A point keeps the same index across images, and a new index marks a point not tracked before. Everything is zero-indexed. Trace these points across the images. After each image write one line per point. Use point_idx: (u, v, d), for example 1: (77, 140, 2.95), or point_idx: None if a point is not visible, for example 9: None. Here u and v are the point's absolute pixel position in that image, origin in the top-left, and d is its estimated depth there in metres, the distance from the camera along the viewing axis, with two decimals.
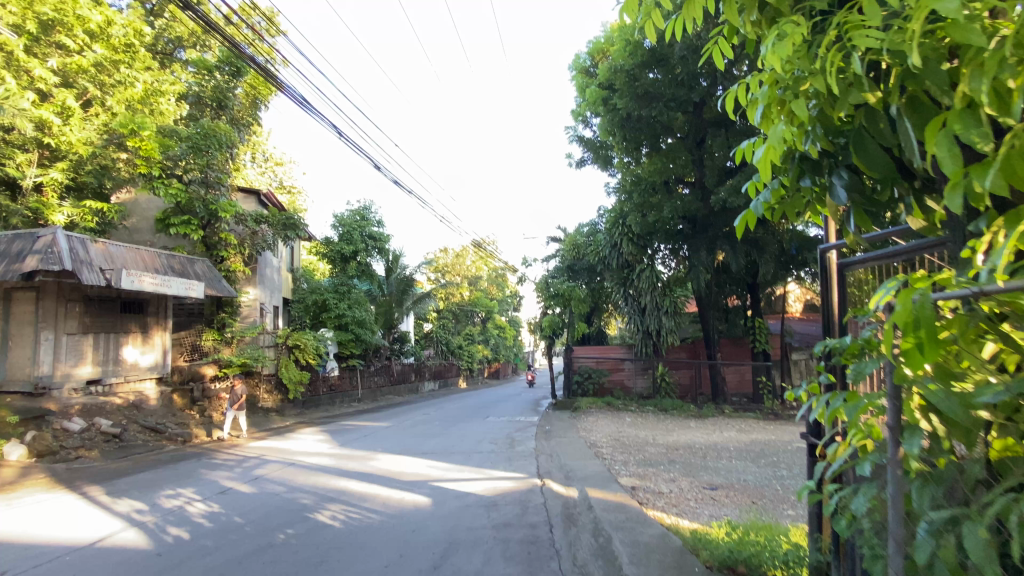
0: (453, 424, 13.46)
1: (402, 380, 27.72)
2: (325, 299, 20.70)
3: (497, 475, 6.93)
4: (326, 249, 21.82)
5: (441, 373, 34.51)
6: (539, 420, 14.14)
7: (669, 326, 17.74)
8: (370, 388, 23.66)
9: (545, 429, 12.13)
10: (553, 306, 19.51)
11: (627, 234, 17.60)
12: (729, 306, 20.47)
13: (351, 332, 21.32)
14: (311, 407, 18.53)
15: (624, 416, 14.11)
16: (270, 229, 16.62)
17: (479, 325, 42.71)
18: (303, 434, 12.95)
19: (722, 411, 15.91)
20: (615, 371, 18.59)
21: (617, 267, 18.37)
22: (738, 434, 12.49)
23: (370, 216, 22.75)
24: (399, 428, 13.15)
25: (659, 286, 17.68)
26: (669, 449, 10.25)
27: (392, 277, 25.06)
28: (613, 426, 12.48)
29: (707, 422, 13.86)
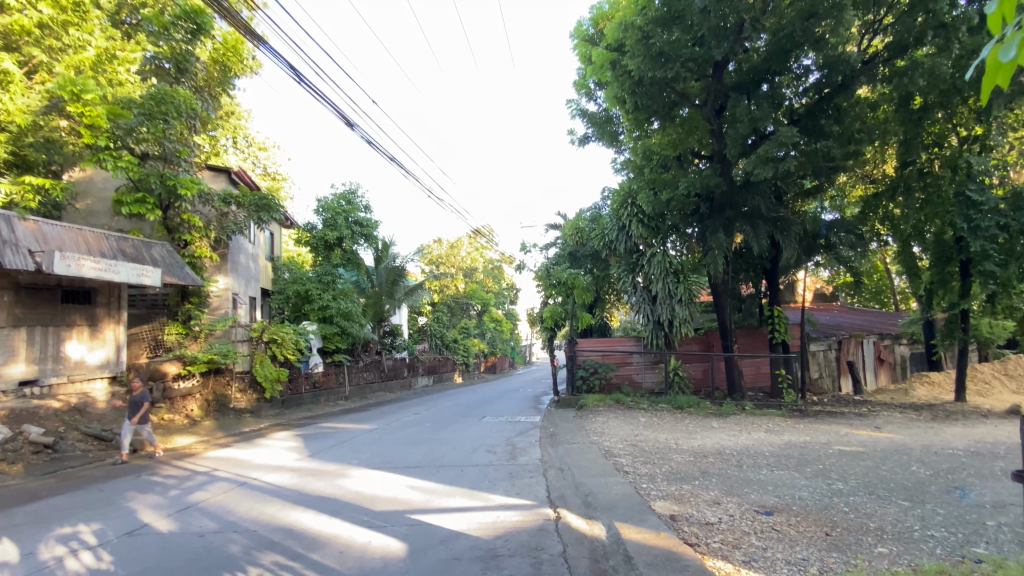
0: (445, 426, 11.95)
1: (394, 376, 26.13)
2: (307, 289, 19.08)
3: (497, 503, 5.39)
4: (309, 236, 20.13)
5: (436, 368, 32.98)
6: (543, 421, 12.60)
7: (683, 316, 16.23)
8: (359, 385, 22.08)
9: (550, 431, 10.64)
10: (555, 295, 17.99)
11: (637, 215, 16.06)
12: (744, 294, 19.00)
13: (336, 325, 19.68)
14: (291, 407, 16.96)
15: (636, 414, 12.64)
16: (241, 210, 14.94)
17: (475, 318, 41.13)
18: (274, 440, 11.37)
19: (743, 408, 14.44)
20: (623, 365, 16.90)
21: (625, 252, 16.84)
22: (768, 435, 11.03)
23: (357, 199, 21.02)
24: (384, 431, 11.61)
25: (671, 272, 16.14)
26: (698, 457, 8.74)
27: (381, 267, 23.45)
28: (626, 427, 10.99)
29: (730, 422, 12.36)
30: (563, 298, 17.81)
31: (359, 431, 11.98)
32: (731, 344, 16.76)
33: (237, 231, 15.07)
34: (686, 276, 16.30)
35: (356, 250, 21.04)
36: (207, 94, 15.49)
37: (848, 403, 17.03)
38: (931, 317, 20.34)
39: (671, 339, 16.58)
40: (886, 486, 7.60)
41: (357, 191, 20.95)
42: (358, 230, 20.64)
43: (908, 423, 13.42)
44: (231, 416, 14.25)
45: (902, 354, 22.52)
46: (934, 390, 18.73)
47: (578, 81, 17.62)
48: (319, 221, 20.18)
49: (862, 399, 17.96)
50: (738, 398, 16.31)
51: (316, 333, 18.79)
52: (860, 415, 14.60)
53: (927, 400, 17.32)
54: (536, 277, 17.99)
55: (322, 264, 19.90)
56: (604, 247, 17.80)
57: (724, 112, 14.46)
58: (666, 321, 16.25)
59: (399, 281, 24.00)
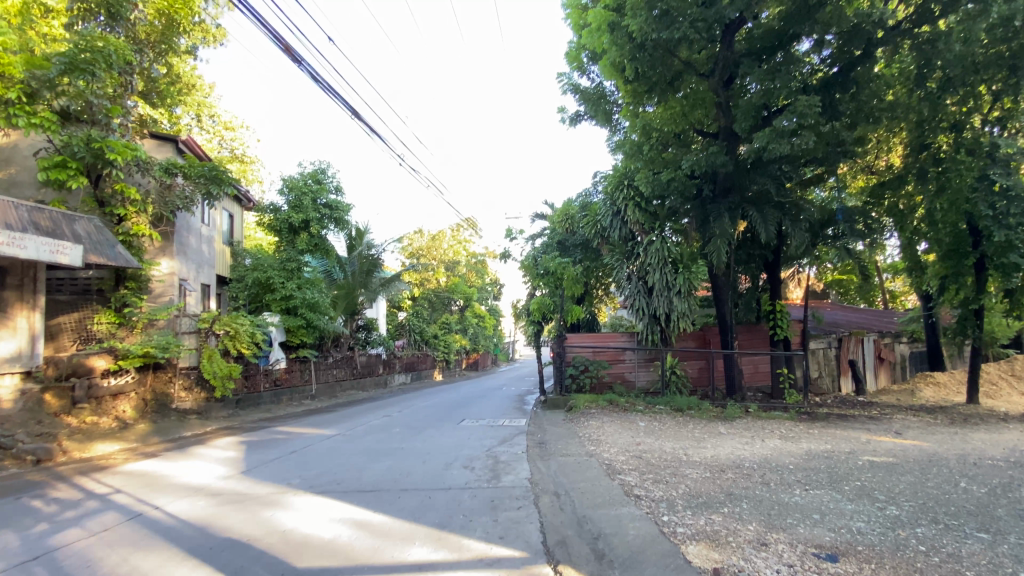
0: (415, 431, 10.40)
1: (368, 373, 24.39)
2: (269, 277, 17.38)
3: (471, 556, 3.87)
4: (272, 219, 18.29)
5: (415, 365, 31.31)
6: (530, 426, 11.10)
7: (682, 309, 14.78)
8: (328, 383, 20.32)
9: (538, 440, 9.14)
10: (543, 287, 16.50)
11: (635, 199, 14.58)
12: (743, 287, 17.80)
13: (301, 317, 17.93)
14: (246, 408, 15.17)
15: (635, 418, 11.21)
16: (188, 183, 13.32)
17: (456, 314, 39.48)
18: (214, 449, 9.67)
19: (748, 411, 13.14)
20: (616, 362, 15.48)
21: (619, 239, 15.39)
22: (786, 443, 9.72)
23: (326, 179, 19.17)
24: (341, 438, 9.97)
25: (670, 262, 14.69)
26: (716, 472, 7.34)
27: (355, 254, 21.73)
28: (625, 433, 9.54)
29: (739, 428, 11.02)
30: (551, 289, 16.29)
31: (315, 437, 10.31)
32: (731, 341, 15.50)
33: (184, 207, 13.30)
34: (686, 266, 14.85)
35: (325, 236, 19.11)
36: (149, 51, 13.75)
37: (854, 405, 15.91)
38: (935, 313, 19.43)
39: (668, 335, 15.19)
40: (947, 511, 6.30)
41: (327, 170, 19.11)
42: (326, 212, 18.79)
43: (928, 428, 12.31)
44: (172, 418, 12.44)
45: (903, 353, 21.56)
46: (941, 392, 17.77)
47: (570, 53, 16.11)
48: (284, 201, 18.34)
49: (867, 400, 16.88)
50: (738, 399, 15.09)
51: (277, 325, 17.03)
52: (873, 419, 13.45)
53: (936, 402, 16.31)
54: (522, 267, 16.43)
55: (285, 249, 18.09)
56: (597, 235, 16.33)
57: (733, 82, 13.19)
58: (663, 313, 14.79)
59: (374, 271, 22.31)
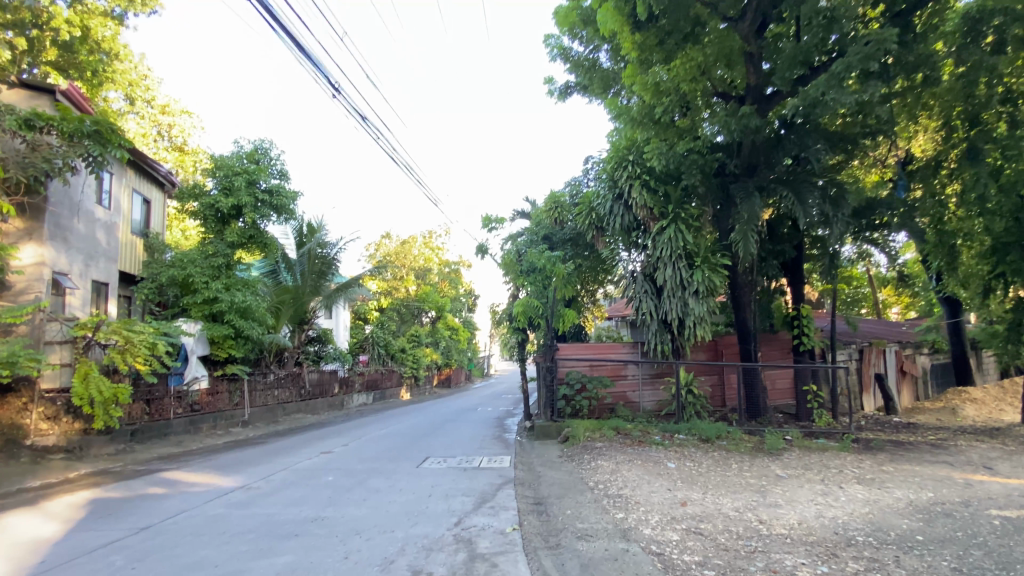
0: (352, 483, 7.24)
1: (320, 394, 20.95)
2: (189, 275, 14.09)
3: None
4: (195, 203, 14.90)
5: (378, 384, 27.84)
6: (516, 469, 8.09)
7: (699, 313, 11.76)
8: (266, 407, 16.90)
9: (531, 500, 6.13)
10: (528, 290, 13.28)
11: (645, 180, 11.70)
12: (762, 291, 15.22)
13: (228, 325, 14.47)
14: (144, 442, 11.73)
15: (658, 456, 8.32)
16: (61, 141, 10.03)
17: (424, 326, 36.21)
18: (39, 515, 6.34)
19: (788, 439, 10.45)
20: (618, 379, 12.62)
21: (620, 230, 12.40)
22: (874, 493, 6.99)
23: (265, 158, 15.77)
24: (242, 497, 6.81)
25: (686, 254, 11.74)
26: (833, 562, 4.52)
27: (304, 253, 18.51)
28: (654, 483, 6.63)
29: (796, 466, 8.26)
30: (539, 290, 13.27)
31: (205, 495, 7.06)
32: (753, 353, 12.94)
33: (54, 176, 10.02)
34: (705, 261, 11.85)
35: (263, 228, 15.73)
36: None
37: (894, 427, 13.45)
38: (959, 318, 17.90)
39: (681, 347, 12.36)
40: None
41: (267, 148, 15.79)
42: (264, 199, 15.40)
43: (1015, 458, 9.80)
44: (20, 461, 8.99)
45: (925, 366, 19.30)
46: (982, 411, 15.53)
47: (562, 15, 13.00)
48: (212, 184, 15.00)
49: (906, 421, 14.39)
50: (763, 423, 12.53)
51: (195, 334, 13.59)
52: (935, 446, 10.92)
53: (985, 423, 13.99)
54: (502, 265, 13.39)
55: (210, 242, 14.77)
56: (596, 224, 13.64)
57: (766, 31, 10.87)
58: (675, 319, 11.90)
59: (327, 274, 19.09)
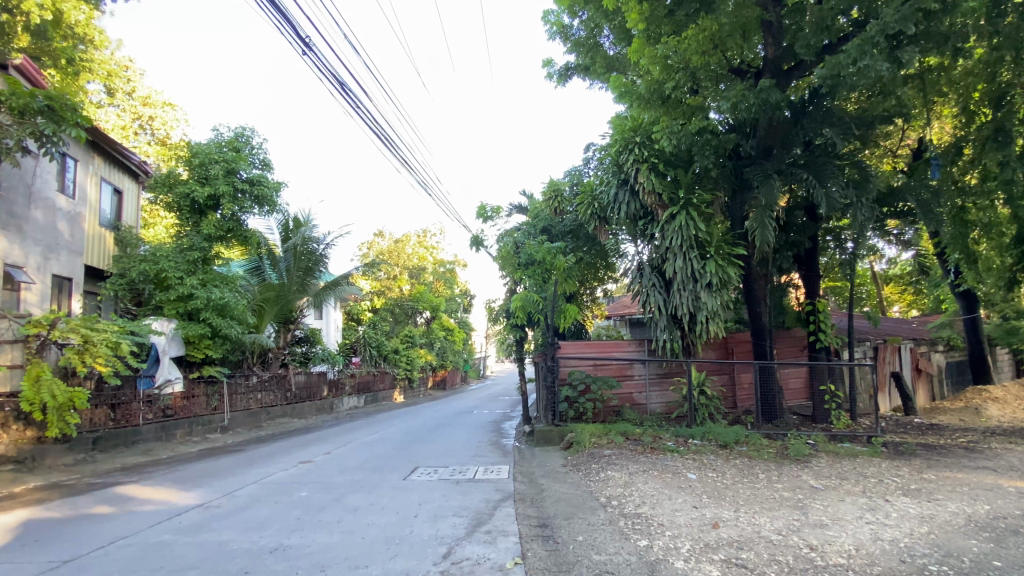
0: (327, 500, 6.33)
1: (307, 397, 19.97)
2: (162, 269, 13.09)
3: None
4: (168, 194, 13.90)
5: (369, 386, 26.85)
6: (515, 482, 7.17)
7: (712, 307, 10.85)
8: (248, 411, 15.94)
9: (534, 522, 5.23)
10: (527, 285, 12.37)
11: (654, 163, 10.80)
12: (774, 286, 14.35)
13: (205, 324, 13.49)
14: (108, 451, 10.87)
15: (673, 465, 7.43)
16: (9, 117, 9.07)
17: (418, 326, 35.18)
18: None
19: (811, 443, 9.58)
20: (623, 379, 11.73)
21: (626, 219, 11.54)
22: (926, 507, 6.11)
23: (246, 146, 14.78)
24: (199, 518, 5.89)
25: (698, 243, 10.83)
26: None
27: (289, 248, 17.56)
28: (677, 499, 5.73)
29: (829, 475, 7.38)
30: (538, 284, 12.36)
31: (156, 516, 6.14)
32: (768, 351, 12.08)
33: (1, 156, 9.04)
34: (718, 251, 10.95)
35: (244, 219, 14.73)
36: None
37: (917, 429, 12.60)
38: (977, 314, 17.19)
39: (692, 345, 11.47)
40: None
41: (248, 136, 14.80)
42: (244, 189, 14.41)
43: None
44: None
45: (941, 363, 18.45)
46: (1007, 411, 14.70)
47: None
48: (188, 173, 14.00)
49: (929, 422, 13.54)
50: (778, 426, 11.68)
51: (167, 334, 12.62)
52: (969, 450, 10.05)
53: (1012, 423, 13.18)
54: (499, 258, 12.46)
55: (185, 235, 13.79)
56: (598, 214, 12.78)
57: None
58: (686, 314, 11.01)
59: (314, 271, 18.13)
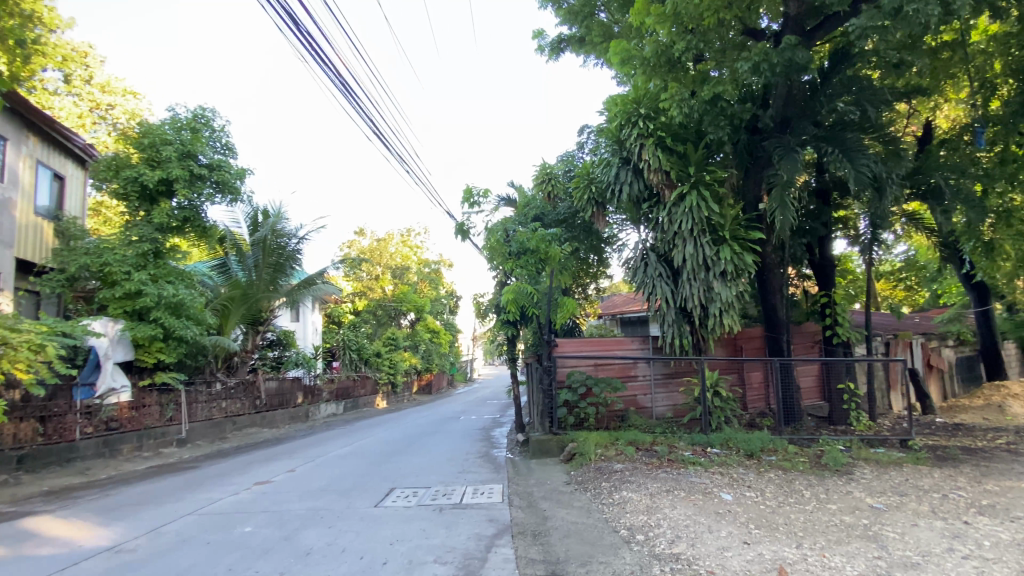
0: (274, 540, 4.99)
1: (280, 405, 18.43)
2: (106, 263, 11.59)
3: None
4: (113, 179, 12.34)
5: (350, 392, 25.32)
6: (511, 508, 5.90)
7: (727, 299, 9.66)
8: (211, 422, 14.44)
9: (543, 572, 3.98)
10: (519, 277, 11.10)
11: (661, 137, 9.62)
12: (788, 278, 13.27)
13: (156, 325, 11.99)
14: (34, 472, 9.41)
15: (696, 480, 6.25)
16: None
17: (401, 329, 33.62)
18: None
19: (846, 450, 8.44)
20: (626, 381, 10.53)
21: (628, 202, 10.37)
22: (1020, 531, 4.97)
23: (205, 128, 13.32)
24: (101, 568, 4.54)
25: (710, 227, 9.65)
26: None
27: (257, 242, 16.12)
28: (721, 533, 4.51)
29: (883, 491, 6.23)
30: (531, 276, 11.12)
31: (50, 563, 4.80)
32: (784, 347, 10.97)
33: None
34: (732, 236, 9.78)
35: (204, 209, 13.26)
36: None
37: (943, 429, 11.60)
38: (988, 307, 16.33)
39: (704, 342, 10.28)
40: None
41: (207, 117, 13.34)
42: (203, 175, 12.93)
43: None
44: None
45: (951, 358, 17.47)
46: None
47: None
48: (137, 156, 12.50)
49: (955, 422, 12.55)
50: (798, 430, 10.56)
51: (107, 335, 11.13)
52: (1015, 454, 8.99)
53: None
54: (487, 248, 11.09)
55: (134, 224, 12.25)
56: (596, 198, 11.58)
57: None
58: (697, 307, 9.83)
59: (286, 268, 16.72)
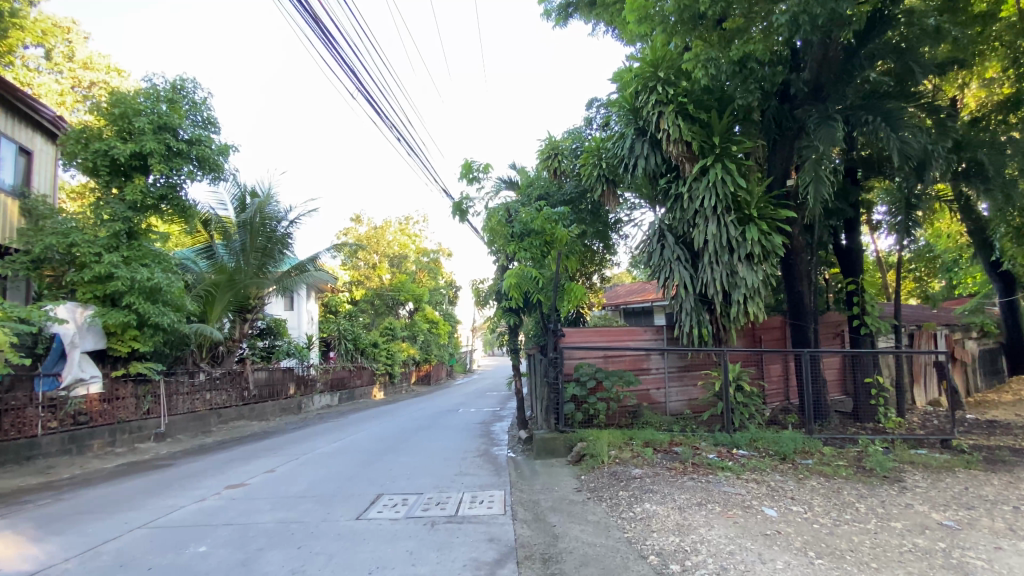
0: (228, 566, 4.13)
1: (270, 396, 17.60)
2: (74, 244, 10.67)
3: None
4: (83, 153, 11.38)
5: (345, 383, 24.48)
6: (515, 523, 5.02)
7: (752, 284, 8.75)
8: (194, 415, 13.61)
9: None
10: (522, 260, 10.19)
11: (682, 104, 8.67)
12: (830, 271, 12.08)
13: (130, 311, 11.08)
14: None
15: (729, 490, 5.38)
16: None
17: (399, 318, 32.74)
18: None
19: (888, 452, 7.57)
20: (638, 374, 9.56)
21: (643, 177, 9.45)
22: None
23: (183, 99, 12.31)
24: None
25: (734, 205, 8.72)
26: None
27: (243, 225, 15.13)
28: (777, 565, 3.67)
29: (948, 504, 5.37)
30: (535, 259, 10.20)
31: None
32: (810, 337, 10.03)
33: None
34: (758, 214, 8.85)
35: (183, 187, 12.27)
36: None
37: (978, 426, 10.77)
38: (1017, 297, 15.47)
39: (724, 332, 9.38)
40: None
41: (187, 88, 12.37)
42: (181, 150, 11.96)
43: None
44: None
45: (976, 350, 16.62)
46: None
47: None
48: (110, 128, 11.54)
49: (990, 419, 11.70)
50: (825, 427, 9.71)
51: (70, 321, 10.25)
52: None
53: None
54: (488, 229, 10.18)
55: (105, 203, 11.30)
56: (606, 175, 10.64)
57: None
58: (718, 293, 8.93)
59: (276, 253, 15.76)
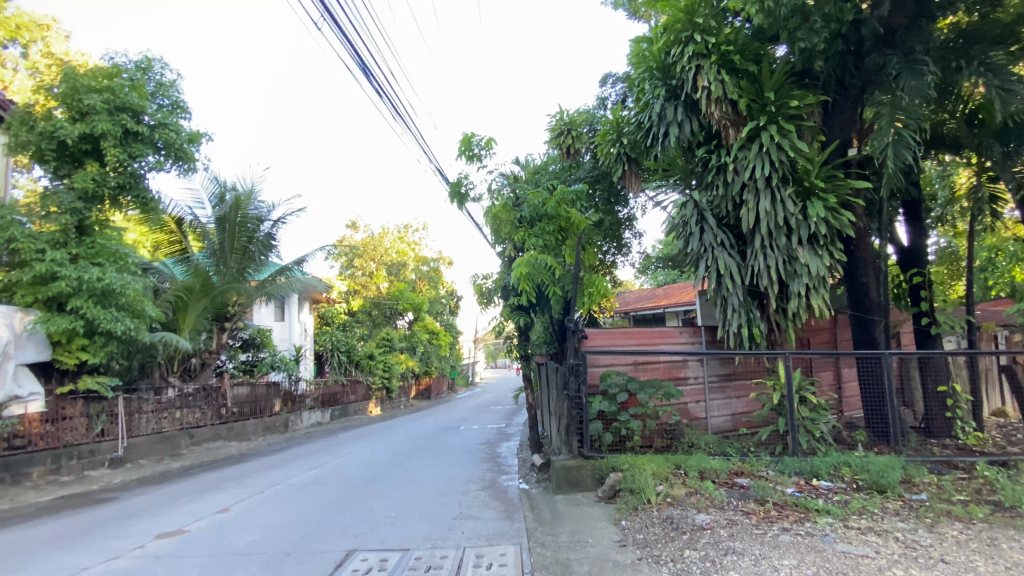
0: None
1: (252, 413, 15.94)
2: (10, 237, 9.16)
3: None
4: (26, 134, 9.89)
5: (338, 399, 22.75)
6: None
7: (816, 271, 7.12)
8: (160, 436, 12.00)
9: None
10: (532, 250, 8.62)
11: (725, 55, 7.25)
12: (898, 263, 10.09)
13: (78, 317, 9.55)
14: None
15: (850, 550, 3.78)
16: None
17: (396, 329, 31.04)
18: None
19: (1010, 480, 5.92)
20: (675, 385, 7.94)
21: (675, 150, 7.91)
22: None
23: (149, 80, 10.90)
24: None
25: (791, 174, 7.16)
26: None
27: (220, 223, 13.58)
28: None
29: None
30: (547, 248, 8.62)
31: None
32: (878, 336, 8.36)
33: None
34: (820, 186, 7.25)
35: (145, 175, 10.65)
36: None
37: None
38: None
39: (778, 332, 7.75)
40: None
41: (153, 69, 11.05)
42: (141, 134, 10.41)
43: None
44: None
45: None
46: None
47: None
48: (60, 109, 10.06)
49: None
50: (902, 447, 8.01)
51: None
52: None
53: None
54: (491, 215, 8.56)
55: (51, 191, 9.81)
56: (628, 152, 9.10)
57: None
58: (774, 284, 7.27)
59: (257, 254, 14.17)
